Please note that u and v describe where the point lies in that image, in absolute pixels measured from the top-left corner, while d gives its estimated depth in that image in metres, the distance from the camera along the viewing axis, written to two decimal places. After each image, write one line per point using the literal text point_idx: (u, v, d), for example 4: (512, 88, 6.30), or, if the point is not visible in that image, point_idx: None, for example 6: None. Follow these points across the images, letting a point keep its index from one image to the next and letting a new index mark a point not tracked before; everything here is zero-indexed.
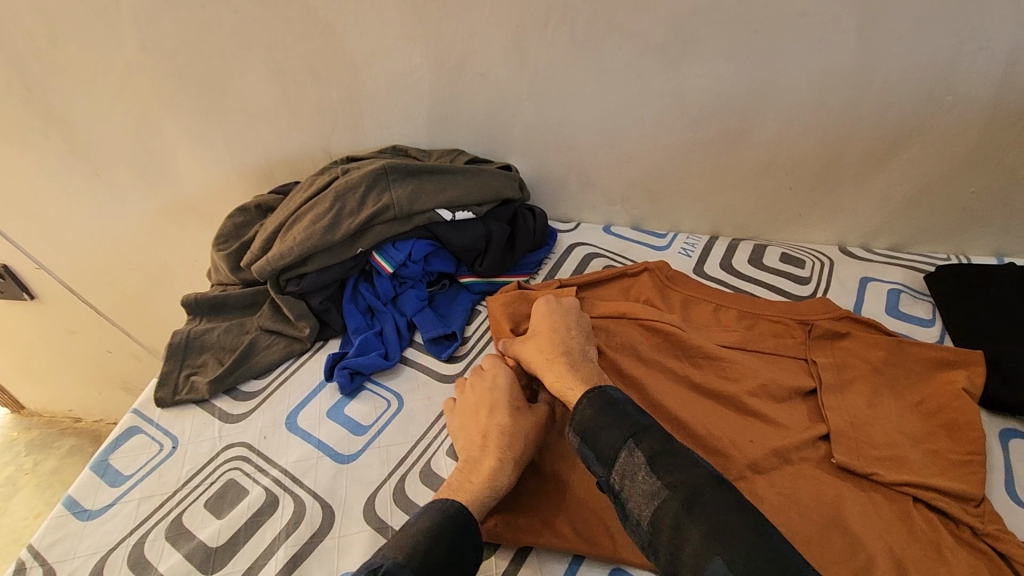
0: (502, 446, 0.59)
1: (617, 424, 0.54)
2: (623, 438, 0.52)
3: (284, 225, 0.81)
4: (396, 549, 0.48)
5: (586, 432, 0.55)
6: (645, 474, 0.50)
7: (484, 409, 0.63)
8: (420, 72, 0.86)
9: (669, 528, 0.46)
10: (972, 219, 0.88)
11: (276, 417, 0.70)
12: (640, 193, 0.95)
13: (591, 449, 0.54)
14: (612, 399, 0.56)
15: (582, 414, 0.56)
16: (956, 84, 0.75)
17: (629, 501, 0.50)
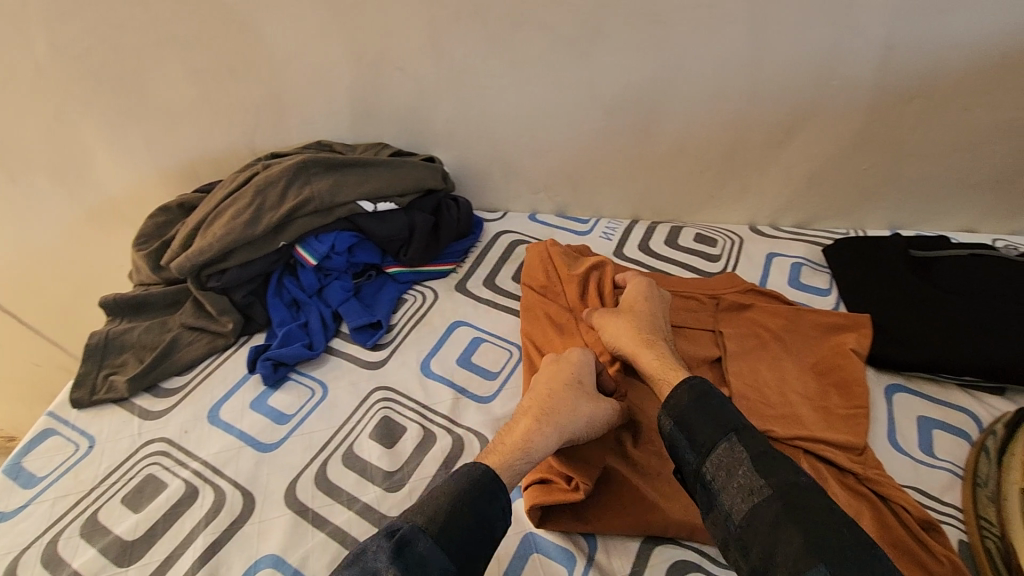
0: (548, 415, 0.61)
1: (720, 418, 0.56)
2: (724, 432, 0.55)
3: (204, 221, 0.80)
4: (417, 512, 0.51)
5: (682, 419, 0.58)
6: (745, 469, 0.52)
7: (547, 378, 0.66)
8: (338, 68, 0.87)
9: (765, 525, 0.49)
10: (865, 195, 0.95)
11: (198, 411, 0.70)
12: (562, 181, 0.98)
13: (685, 436, 0.57)
14: (709, 392, 0.59)
15: (676, 400, 0.59)
16: (840, 69, 0.81)
17: (723, 493, 0.53)
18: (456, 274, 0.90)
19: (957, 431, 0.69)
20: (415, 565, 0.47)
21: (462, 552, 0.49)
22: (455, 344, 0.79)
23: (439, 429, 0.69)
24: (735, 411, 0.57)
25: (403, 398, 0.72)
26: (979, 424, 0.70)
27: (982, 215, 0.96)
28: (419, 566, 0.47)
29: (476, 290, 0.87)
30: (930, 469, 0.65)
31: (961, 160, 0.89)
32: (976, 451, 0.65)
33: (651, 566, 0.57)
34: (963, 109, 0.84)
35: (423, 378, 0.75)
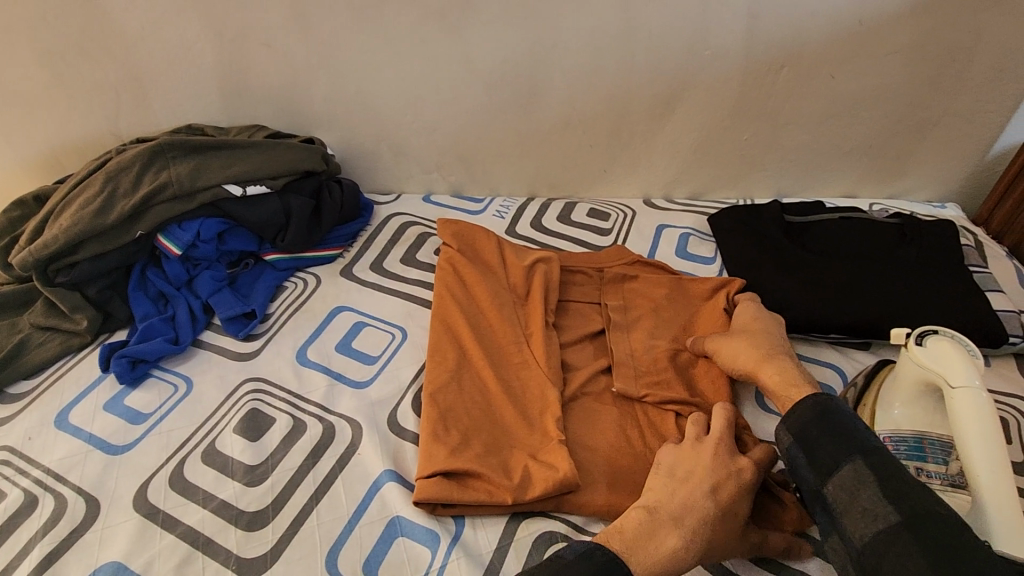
0: (706, 536, 0.51)
1: (843, 437, 0.51)
2: (848, 452, 0.50)
3: (53, 212, 0.75)
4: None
5: (803, 436, 0.53)
6: (870, 493, 0.47)
7: (704, 476, 0.55)
8: (199, 46, 0.83)
9: (890, 554, 0.43)
10: (750, 164, 0.97)
11: (44, 416, 0.65)
12: (453, 160, 0.96)
13: (804, 455, 0.52)
14: (836, 406, 0.54)
15: (802, 419, 0.54)
16: (711, 38, 0.82)
17: (846, 518, 0.48)
18: (342, 258, 0.86)
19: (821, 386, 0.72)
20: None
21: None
22: (335, 330, 0.76)
23: (310, 418, 0.66)
24: (863, 428, 0.51)
25: (273, 389, 0.69)
26: (843, 378, 0.73)
27: (859, 181, 1.00)
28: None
29: (362, 275, 0.84)
30: None
31: (834, 127, 0.92)
32: None
33: (517, 540, 0.57)
34: (829, 77, 0.86)
35: (297, 367, 0.71)
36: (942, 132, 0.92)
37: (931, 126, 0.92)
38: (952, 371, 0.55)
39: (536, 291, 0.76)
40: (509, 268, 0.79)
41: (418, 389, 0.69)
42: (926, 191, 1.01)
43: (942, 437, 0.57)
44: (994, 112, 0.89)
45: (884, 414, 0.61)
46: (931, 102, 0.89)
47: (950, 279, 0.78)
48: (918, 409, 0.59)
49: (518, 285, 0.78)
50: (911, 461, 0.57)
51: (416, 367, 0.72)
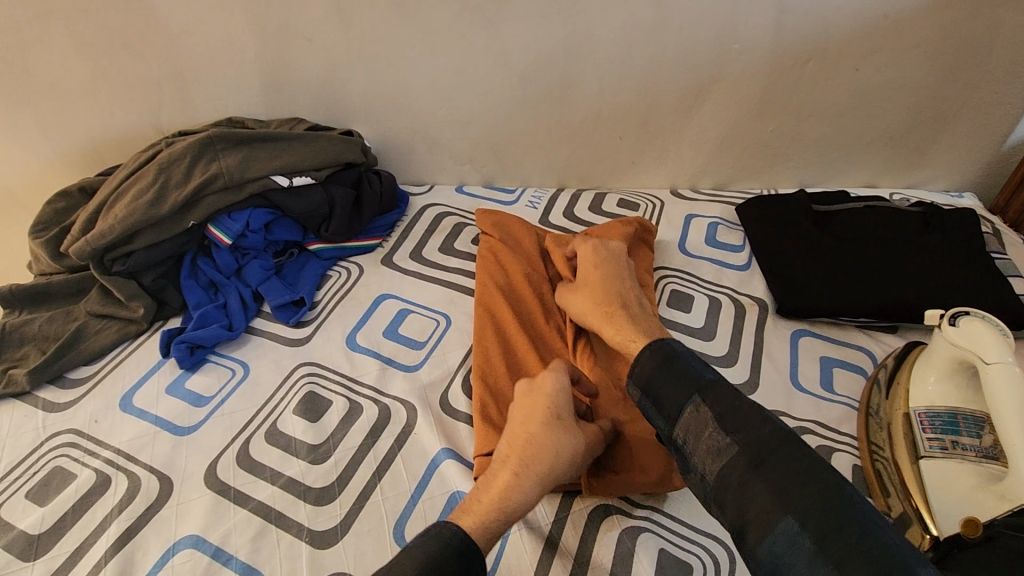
0: (529, 463, 0.54)
1: (684, 380, 0.54)
2: (688, 394, 0.53)
3: (105, 203, 0.76)
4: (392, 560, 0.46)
5: (648, 386, 0.56)
6: (711, 431, 0.49)
7: (519, 415, 0.59)
8: (242, 39, 0.84)
9: (734, 483, 0.46)
10: (774, 155, 1.00)
11: (108, 400, 0.67)
12: (485, 152, 0.98)
13: (654, 406, 0.55)
14: (672, 353, 0.57)
15: (643, 368, 0.57)
16: (740, 33, 0.85)
17: (692, 456, 0.50)
18: (382, 248, 0.89)
19: (853, 368, 0.75)
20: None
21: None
22: (381, 317, 0.79)
23: (365, 400, 0.69)
24: (701, 368, 0.55)
25: (328, 372, 0.71)
26: (874, 359, 0.76)
27: (879, 171, 1.03)
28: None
29: (403, 263, 0.86)
30: (829, 403, 0.70)
31: (856, 118, 0.95)
32: (870, 384, 0.70)
33: (574, 512, 0.60)
34: (853, 70, 0.89)
35: (349, 352, 0.74)
36: (961, 124, 0.95)
37: (950, 118, 0.95)
38: (986, 348, 0.58)
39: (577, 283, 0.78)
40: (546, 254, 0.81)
41: (467, 371, 0.72)
42: (944, 181, 1.04)
43: (974, 412, 0.60)
44: (1012, 104, 0.92)
45: (919, 390, 0.64)
46: (952, 94, 0.92)
47: (972, 264, 0.81)
48: (951, 384, 0.62)
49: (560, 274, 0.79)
50: (946, 435, 0.60)
51: (466, 351, 0.74)
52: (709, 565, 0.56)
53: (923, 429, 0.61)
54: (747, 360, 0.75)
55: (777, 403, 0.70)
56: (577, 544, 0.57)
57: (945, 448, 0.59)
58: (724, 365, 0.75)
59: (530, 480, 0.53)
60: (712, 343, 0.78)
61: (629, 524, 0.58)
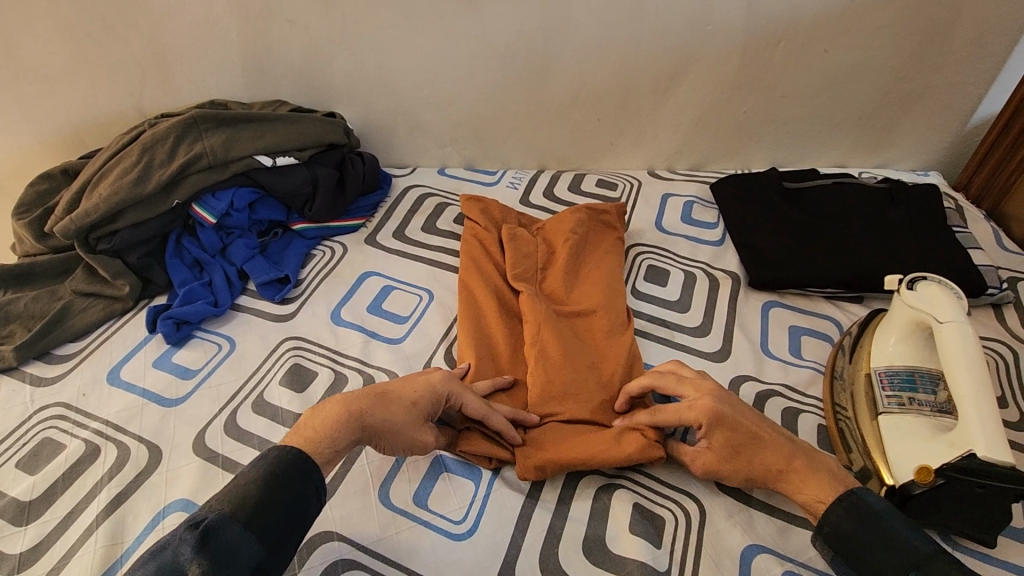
0: (366, 414, 0.55)
1: (897, 552, 0.49)
2: (903, 568, 0.48)
3: (89, 182, 0.77)
4: (224, 500, 0.47)
5: (847, 546, 0.52)
6: None
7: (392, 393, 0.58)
8: (225, 21, 0.85)
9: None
10: (748, 135, 1.02)
11: (96, 374, 0.68)
12: (467, 133, 1.00)
13: (858, 568, 0.51)
14: (869, 512, 0.52)
15: (839, 526, 0.52)
16: (714, 15, 0.87)
17: None
18: (365, 228, 0.90)
19: (821, 335, 0.78)
20: (223, 557, 0.44)
21: (277, 544, 0.47)
22: (365, 293, 0.80)
23: (350, 370, 0.71)
24: (912, 534, 0.50)
25: (313, 346, 0.73)
26: (840, 328, 0.79)
27: (848, 151, 1.06)
28: (228, 560, 0.44)
29: (385, 242, 0.88)
30: (796, 368, 0.74)
31: (827, 99, 0.98)
32: (836, 350, 0.73)
33: (553, 473, 0.62)
34: (823, 51, 0.92)
35: (334, 327, 0.75)
36: (926, 104, 0.99)
37: (916, 98, 0.98)
38: (941, 309, 0.62)
39: (558, 260, 0.81)
40: (526, 243, 0.83)
41: (450, 343, 0.74)
42: (911, 160, 1.07)
43: (931, 370, 0.64)
44: (974, 84, 0.96)
45: (881, 351, 0.67)
46: (917, 75, 0.95)
47: (934, 236, 0.85)
48: (911, 344, 0.65)
49: (541, 257, 0.82)
50: (904, 392, 0.63)
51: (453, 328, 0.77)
52: (679, 517, 0.58)
53: (883, 386, 0.64)
54: (720, 330, 0.79)
55: (747, 369, 0.74)
56: (556, 501, 0.60)
57: (903, 404, 0.62)
58: (698, 335, 0.78)
59: (354, 426, 0.54)
60: (686, 314, 0.81)
61: (606, 483, 0.61)
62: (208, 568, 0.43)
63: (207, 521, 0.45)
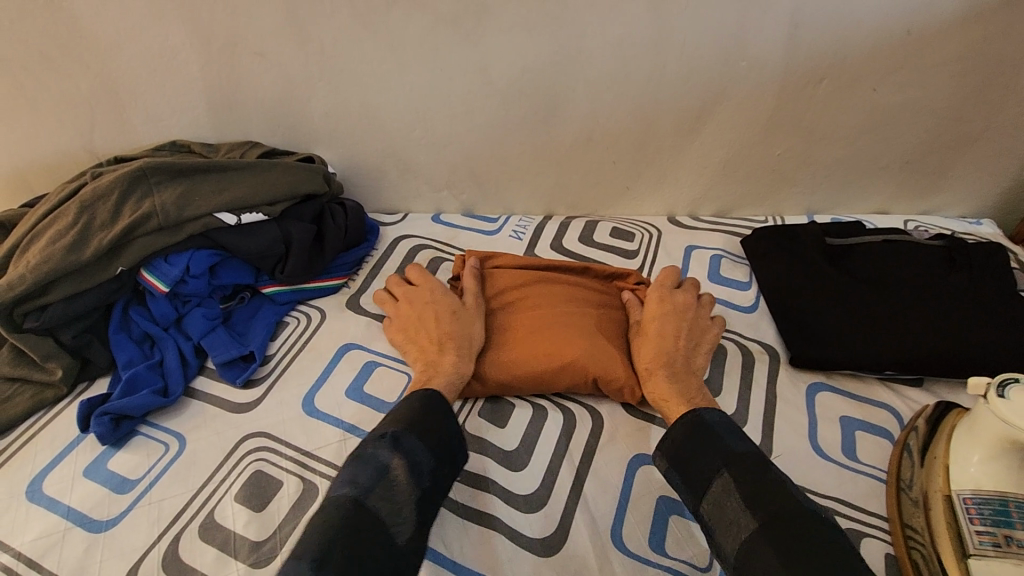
0: (449, 341, 0.66)
1: (713, 450, 0.52)
2: (716, 465, 0.52)
3: (18, 247, 0.66)
4: (397, 420, 0.54)
5: (676, 455, 0.54)
6: (737, 505, 0.49)
7: (437, 318, 0.68)
8: (183, 54, 0.74)
9: (754, 558, 0.45)
10: (781, 181, 0.91)
11: (13, 487, 0.57)
12: (465, 177, 0.89)
13: (679, 473, 0.54)
14: (704, 425, 0.55)
15: (674, 435, 0.55)
16: (748, 51, 0.76)
17: (717, 531, 0.49)
18: (347, 289, 0.79)
19: (878, 430, 0.66)
20: (412, 460, 0.51)
21: (443, 458, 0.53)
22: (344, 372, 0.69)
23: (321, 480, 0.59)
24: (731, 439, 0.53)
25: (279, 446, 0.61)
26: (900, 419, 0.67)
27: (892, 197, 0.95)
28: (415, 464, 0.51)
29: (370, 305, 0.77)
30: (854, 475, 0.62)
31: (871, 142, 0.87)
32: (899, 449, 0.62)
33: None
34: (870, 89, 0.81)
35: (304, 419, 0.64)
36: (983, 147, 0.88)
37: (971, 141, 0.87)
38: None
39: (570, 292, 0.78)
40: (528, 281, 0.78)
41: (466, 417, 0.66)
42: (961, 207, 0.96)
43: None
44: None
45: (960, 470, 0.56)
46: (975, 116, 0.84)
47: (1002, 307, 0.73)
48: (998, 466, 0.54)
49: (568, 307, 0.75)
50: (998, 529, 0.52)
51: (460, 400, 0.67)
52: None
53: (970, 518, 0.53)
54: (758, 421, 0.67)
55: (794, 475, 0.62)
56: None
57: (1001, 546, 0.51)
58: None
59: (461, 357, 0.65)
60: (718, 399, 0.69)
61: None
62: (406, 467, 0.50)
63: (391, 431, 0.52)
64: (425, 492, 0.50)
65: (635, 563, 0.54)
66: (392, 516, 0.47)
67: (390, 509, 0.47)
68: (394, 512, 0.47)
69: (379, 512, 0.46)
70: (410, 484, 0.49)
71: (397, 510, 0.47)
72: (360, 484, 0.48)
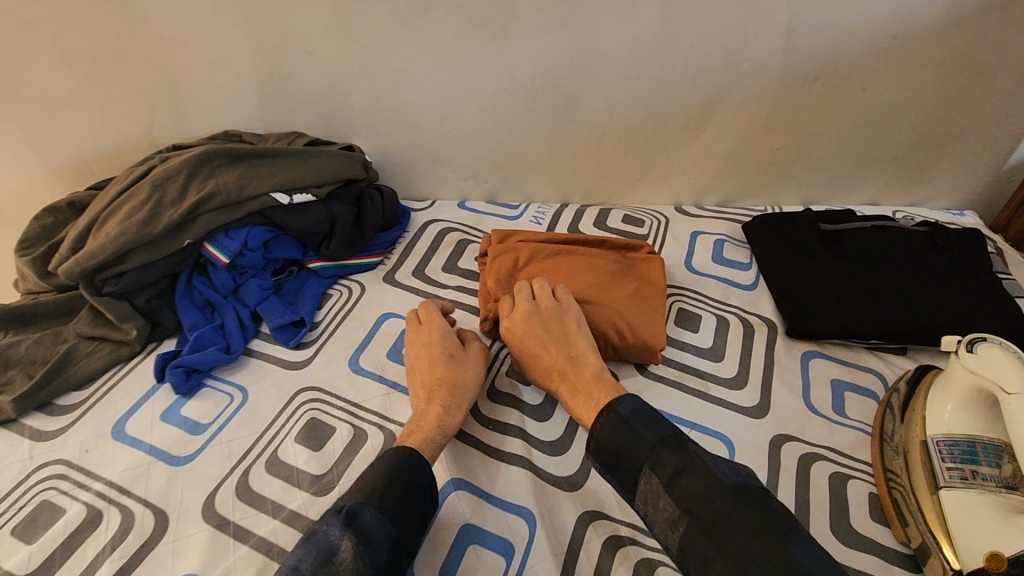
0: (439, 391, 0.64)
1: (635, 448, 0.54)
2: (640, 463, 0.53)
3: (95, 221, 0.74)
4: (358, 490, 0.53)
5: (604, 455, 0.56)
6: (665, 501, 0.51)
7: (429, 366, 0.66)
8: (240, 52, 0.82)
9: (692, 549, 0.48)
10: (779, 173, 0.99)
11: (100, 428, 0.64)
12: (489, 167, 0.97)
13: (611, 473, 0.56)
14: (623, 421, 0.56)
15: (597, 439, 0.57)
16: (749, 53, 0.84)
17: (655, 525, 0.51)
18: (383, 266, 0.86)
19: (865, 391, 0.74)
20: (368, 536, 0.50)
21: (404, 530, 0.52)
22: (385, 337, 0.76)
23: (370, 426, 0.66)
24: (644, 429, 0.55)
25: (331, 398, 0.69)
26: (885, 382, 0.75)
27: (882, 189, 1.03)
28: (371, 540, 0.50)
29: (405, 281, 0.84)
30: (842, 428, 0.69)
31: (862, 137, 0.95)
32: (884, 408, 0.69)
33: (588, 542, 0.58)
34: (859, 89, 0.89)
35: (352, 375, 0.71)
36: (965, 144, 0.96)
37: (954, 138, 0.95)
38: (1007, 378, 0.57)
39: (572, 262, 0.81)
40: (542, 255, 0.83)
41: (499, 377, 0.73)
42: (946, 200, 1.04)
43: (994, 440, 0.60)
44: (1014, 124, 0.92)
45: (936, 417, 0.63)
46: (956, 114, 0.92)
47: (979, 285, 0.81)
48: (970, 413, 0.61)
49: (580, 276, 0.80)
50: (966, 465, 0.59)
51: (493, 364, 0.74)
52: None
53: (942, 457, 0.60)
54: (758, 382, 0.74)
55: (790, 428, 0.69)
56: None
57: (966, 479, 0.58)
58: (735, 387, 0.74)
59: (447, 408, 0.63)
60: (722, 364, 0.76)
61: (646, 556, 0.57)
62: (357, 547, 0.49)
63: (347, 505, 0.51)
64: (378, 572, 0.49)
65: None
66: None
67: None
68: None
69: None
70: (358, 565, 0.48)
71: None
72: (302, 567, 0.47)
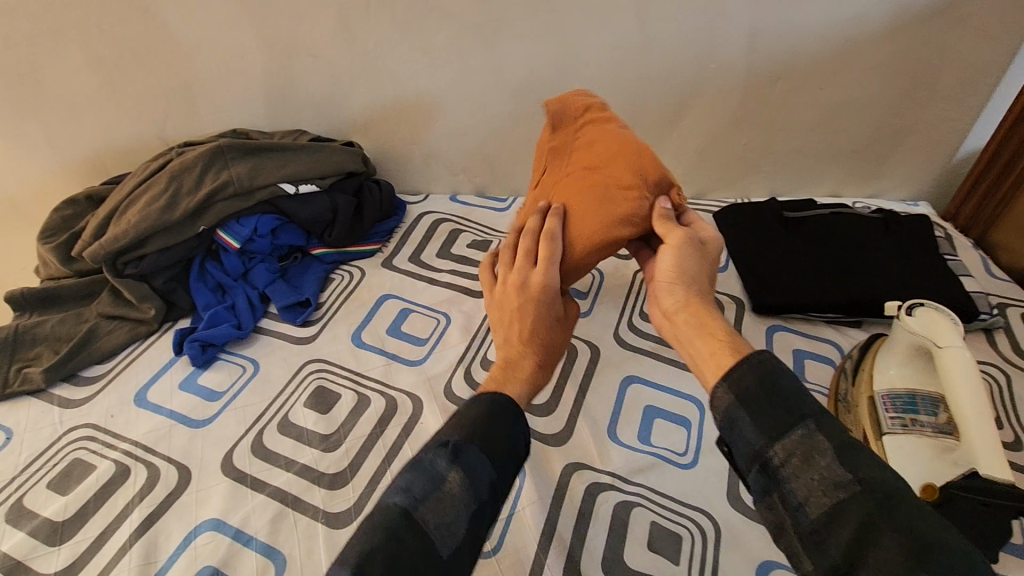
0: (546, 341, 0.58)
1: (795, 403, 0.43)
2: (799, 416, 0.42)
3: (116, 210, 0.80)
4: (460, 424, 0.47)
5: (750, 397, 0.44)
6: (828, 462, 0.40)
7: (542, 309, 0.58)
8: (250, 55, 0.89)
9: (850, 525, 0.38)
10: (748, 167, 1.07)
11: (124, 396, 0.70)
12: (480, 163, 1.04)
13: (747, 413, 0.44)
14: (780, 372, 0.44)
15: (744, 381, 0.45)
16: (717, 55, 0.92)
17: (793, 483, 0.41)
18: (381, 253, 0.92)
19: (823, 358, 0.81)
20: (473, 477, 0.44)
21: (506, 468, 0.47)
22: (384, 315, 0.82)
23: (373, 392, 0.72)
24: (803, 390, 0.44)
25: (336, 368, 0.75)
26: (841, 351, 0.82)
27: (843, 181, 1.11)
28: (474, 477, 0.44)
29: (401, 265, 0.90)
30: None
31: (823, 133, 1.03)
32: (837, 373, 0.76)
33: (572, 488, 0.65)
34: (818, 88, 0.97)
35: (354, 349, 0.77)
36: (917, 139, 1.04)
37: (906, 134, 1.03)
38: (940, 334, 0.65)
39: None
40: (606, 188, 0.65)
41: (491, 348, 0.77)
42: (902, 192, 1.12)
43: (931, 393, 0.67)
44: (960, 121, 1.01)
45: (882, 374, 0.71)
46: (907, 111, 1.00)
47: (926, 265, 0.89)
48: (910, 368, 0.69)
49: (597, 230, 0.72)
50: (907, 414, 0.66)
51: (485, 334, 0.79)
52: (696, 535, 0.61)
53: (885, 408, 0.68)
54: None
55: None
56: (575, 518, 0.62)
57: (906, 425, 0.65)
58: None
59: (546, 360, 0.58)
60: None
61: (623, 499, 0.64)
62: (465, 480, 0.44)
63: (454, 440, 0.45)
64: (479, 507, 0.44)
65: (627, 450, 0.68)
66: (440, 532, 0.42)
67: (439, 524, 0.42)
68: (445, 527, 0.42)
69: (427, 527, 0.42)
70: (466, 497, 0.44)
71: (449, 523, 0.42)
72: (414, 492, 0.43)
